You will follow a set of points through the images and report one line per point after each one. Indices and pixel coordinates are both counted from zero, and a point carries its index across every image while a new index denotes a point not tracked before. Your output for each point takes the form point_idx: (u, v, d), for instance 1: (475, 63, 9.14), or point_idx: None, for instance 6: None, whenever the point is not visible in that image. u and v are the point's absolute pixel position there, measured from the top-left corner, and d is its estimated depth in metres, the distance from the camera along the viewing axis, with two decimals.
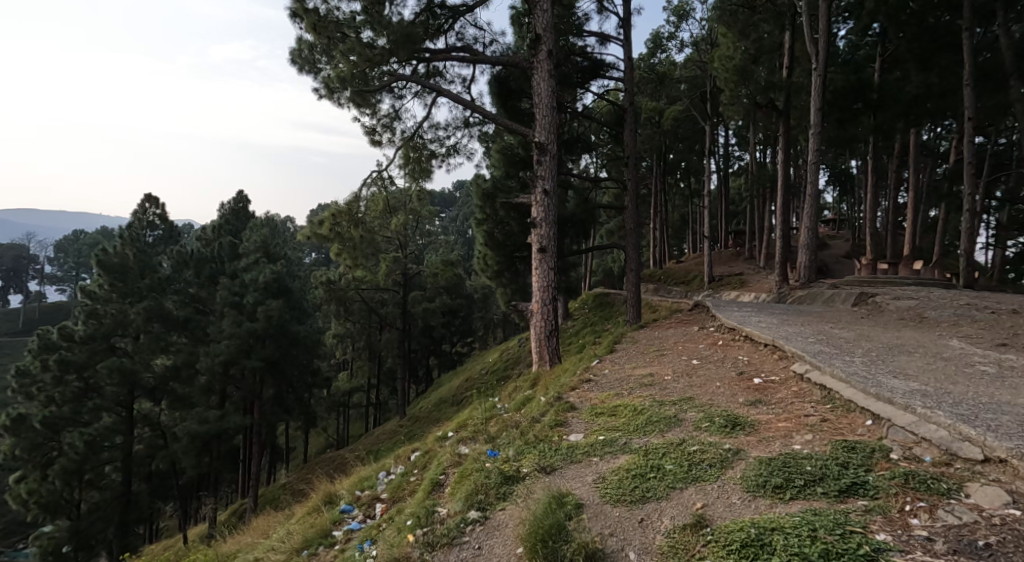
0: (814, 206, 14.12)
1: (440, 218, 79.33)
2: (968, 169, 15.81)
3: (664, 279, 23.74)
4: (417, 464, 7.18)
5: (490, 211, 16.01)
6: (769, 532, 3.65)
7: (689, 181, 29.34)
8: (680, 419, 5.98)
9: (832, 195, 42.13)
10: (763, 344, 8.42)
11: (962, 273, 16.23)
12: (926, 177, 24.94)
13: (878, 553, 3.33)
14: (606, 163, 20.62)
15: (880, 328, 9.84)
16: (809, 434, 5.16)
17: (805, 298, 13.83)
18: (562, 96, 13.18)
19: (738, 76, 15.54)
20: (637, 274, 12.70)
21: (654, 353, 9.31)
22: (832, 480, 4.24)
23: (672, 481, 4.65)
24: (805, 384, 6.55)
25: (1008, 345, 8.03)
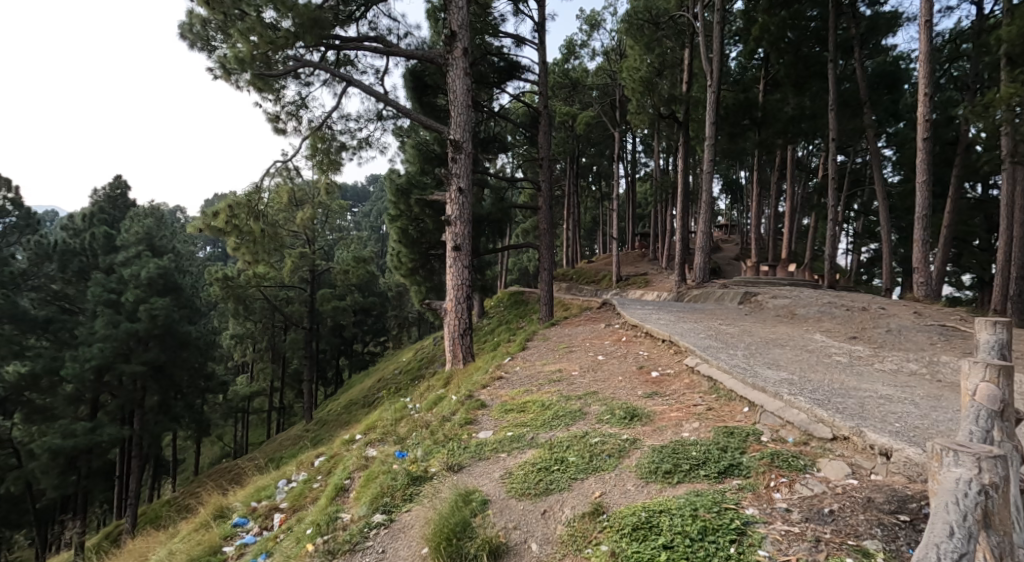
0: (709, 212, 15.23)
1: (351, 212, 76.52)
2: (833, 184, 17.76)
3: (575, 279, 24.54)
4: (321, 470, 6.96)
5: (404, 208, 15.61)
6: (657, 514, 3.97)
7: (599, 184, 30.50)
8: (584, 412, 6.29)
9: (725, 203, 45.79)
10: (661, 339, 9.03)
11: (828, 274, 18.23)
12: (800, 188, 27.81)
13: (746, 526, 3.73)
14: (521, 163, 21.04)
15: (761, 323, 10.87)
16: (697, 422, 5.63)
17: (700, 296, 14.92)
18: (477, 95, 13.26)
19: (643, 88, 16.24)
20: (549, 273, 13.04)
21: (563, 350, 9.66)
22: (713, 463, 4.67)
23: (574, 472, 4.89)
24: (696, 374, 7.10)
25: (858, 338, 9.22)
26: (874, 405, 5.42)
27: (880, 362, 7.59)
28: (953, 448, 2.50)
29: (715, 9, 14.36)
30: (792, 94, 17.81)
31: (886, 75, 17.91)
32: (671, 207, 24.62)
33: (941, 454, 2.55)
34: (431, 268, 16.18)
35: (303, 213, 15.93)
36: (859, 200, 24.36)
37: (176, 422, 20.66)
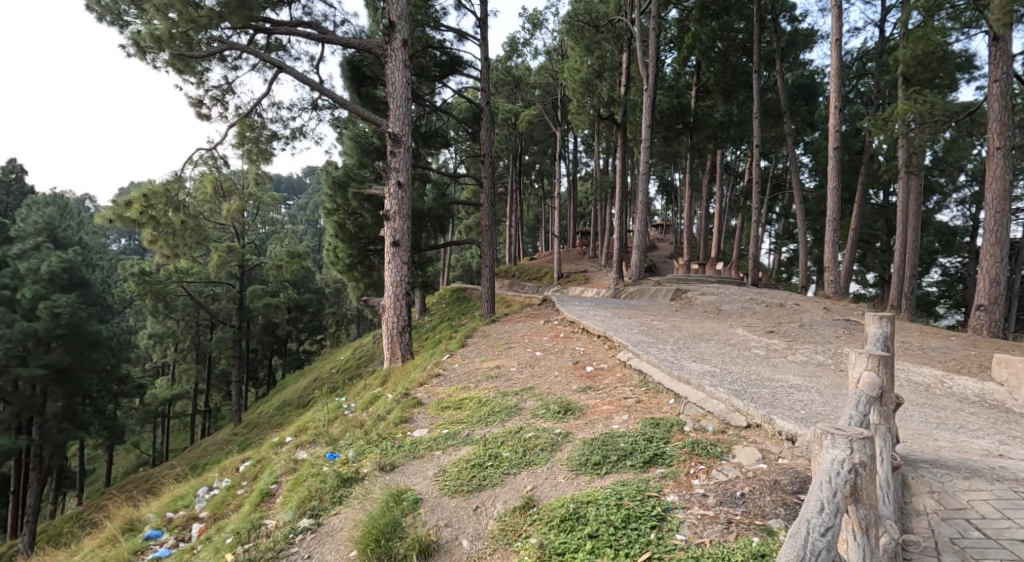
0: (645, 211, 15.68)
1: (284, 204, 73.20)
2: (757, 187, 18.76)
3: (516, 276, 24.62)
4: (246, 476, 6.65)
5: (341, 201, 14.55)
6: (584, 505, 4.06)
7: (541, 182, 30.69)
8: (519, 408, 6.34)
9: (661, 203, 47.41)
10: (596, 335, 9.24)
11: (752, 272, 19.26)
12: (728, 191, 29.21)
13: (667, 512, 3.90)
14: (463, 159, 20.91)
15: (690, 319, 11.36)
16: (626, 414, 5.81)
17: (635, 293, 15.40)
18: (419, 87, 12.99)
19: (583, 89, 16.71)
20: (490, 269, 13.04)
21: (501, 346, 9.70)
22: (639, 453, 4.83)
23: (507, 467, 4.93)
24: (628, 368, 7.33)
25: (775, 332, 9.81)
26: (785, 394, 5.79)
27: (792, 354, 8.15)
28: (832, 431, 2.70)
29: (651, 16, 14.76)
30: (720, 101, 18.66)
31: (803, 88, 19.16)
32: (610, 206, 25.16)
33: (822, 437, 2.70)
34: (369, 264, 15.45)
35: (231, 205, 15.12)
36: (780, 203, 25.92)
37: (83, 429, 19.10)
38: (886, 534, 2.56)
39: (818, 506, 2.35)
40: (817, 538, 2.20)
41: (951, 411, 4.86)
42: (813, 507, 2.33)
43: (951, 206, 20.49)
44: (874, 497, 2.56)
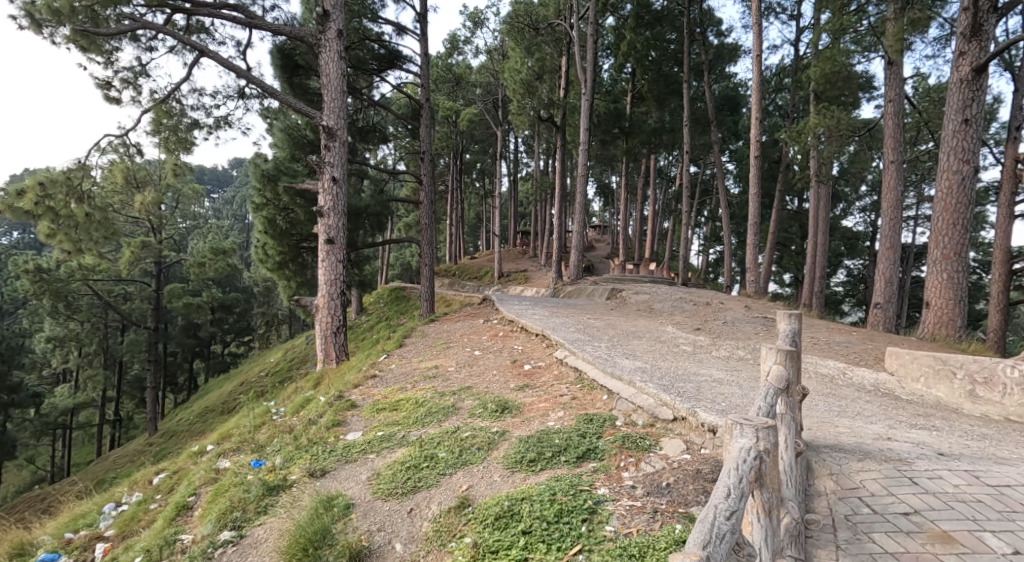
0: (582, 212, 15.98)
1: (210, 198, 69.19)
2: (687, 191, 19.58)
3: (456, 274, 24.46)
4: (161, 489, 6.27)
5: (271, 195, 13.80)
6: (518, 502, 4.12)
7: (481, 182, 30.60)
8: (457, 408, 6.32)
9: (600, 205, 48.49)
10: (534, 333, 9.36)
11: (682, 272, 20.07)
12: (662, 194, 30.30)
13: (598, 505, 4.02)
14: (402, 156, 20.56)
15: (624, 317, 11.73)
16: (562, 411, 5.93)
17: (573, 292, 15.72)
18: (356, 80, 12.63)
19: (523, 90, 16.59)
20: (430, 268, 12.91)
21: (440, 346, 9.63)
22: (572, 448, 4.94)
23: (443, 468, 4.91)
24: (564, 366, 7.49)
25: (702, 329, 10.31)
26: (708, 387, 6.11)
27: (716, 350, 8.60)
28: (739, 421, 2.86)
29: (589, 22, 15.06)
30: (654, 108, 19.33)
31: (728, 99, 20.21)
32: (549, 207, 25.46)
33: (731, 427, 2.85)
34: (302, 262, 14.71)
35: (147, 198, 14.13)
36: (708, 208, 27.20)
37: None
38: (788, 514, 2.76)
39: (723, 492, 2.48)
40: (721, 520, 2.32)
41: (851, 400, 5.32)
42: (718, 493, 2.46)
43: (855, 213, 22.25)
44: (775, 481, 2.76)
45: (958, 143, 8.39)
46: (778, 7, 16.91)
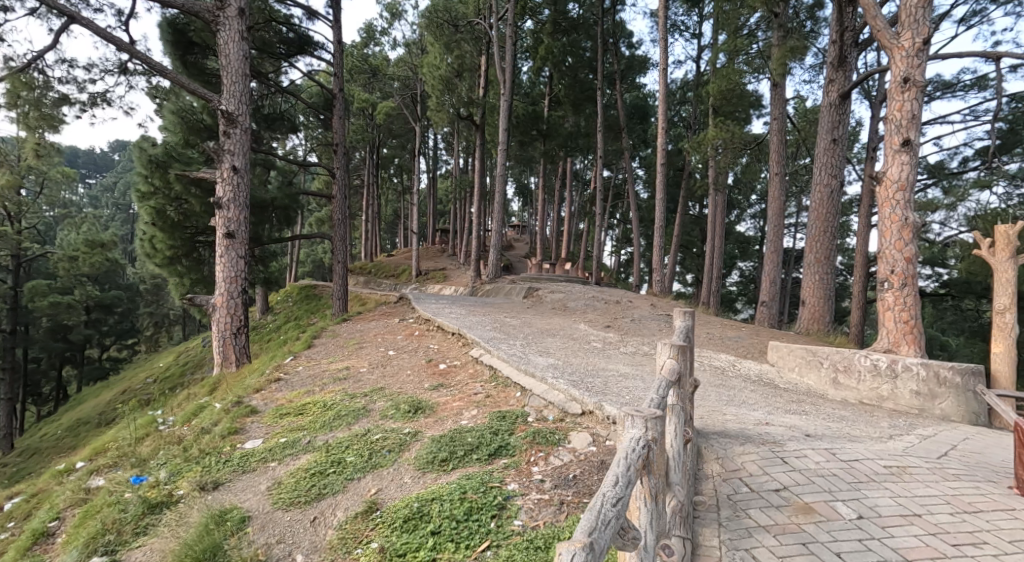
0: (501, 211, 16.03)
1: (90, 186, 62.36)
2: (600, 194, 20.26)
3: (372, 272, 23.77)
4: (16, 515, 5.59)
5: (159, 183, 12.36)
6: (428, 503, 4.07)
7: (399, 177, 29.88)
8: (367, 410, 6.14)
9: (518, 205, 49.01)
10: (451, 332, 9.31)
11: (595, 271, 20.75)
12: (577, 196, 31.15)
13: (507, 500, 4.05)
14: (313, 147, 19.67)
15: (539, 315, 11.95)
16: (475, 410, 5.93)
17: (491, 291, 15.80)
18: (261, 64, 11.91)
19: (442, 86, 16.44)
20: (343, 265, 12.45)
21: (352, 346, 9.31)
22: (485, 446, 4.94)
23: (351, 472, 4.75)
24: (480, 364, 7.50)
25: (611, 326, 10.72)
26: (614, 381, 6.39)
27: (623, 346, 8.98)
28: (630, 412, 2.79)
29: (507, 24, 15.17)
30: (570, 113, 19.81)
31: (638, 108, 21.19)
32: (469, 205, 25.34)
33: (623, 418, 2.81)
34: (197, 257, 13.44)
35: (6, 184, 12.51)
36: (620, 211, 28.32)
37: None
38: (675, 498, 2.90)
39: (611, 479, 2.39)
40: (606, 508, 2.25)
41: (738, 390, 5.78)
42: (607, 480, 2.39)
43: (747, 219, 24.11)
44: (664, 467, 2.87)
45: (829, 160, 9.31)
46: (682, 25, 17.92)
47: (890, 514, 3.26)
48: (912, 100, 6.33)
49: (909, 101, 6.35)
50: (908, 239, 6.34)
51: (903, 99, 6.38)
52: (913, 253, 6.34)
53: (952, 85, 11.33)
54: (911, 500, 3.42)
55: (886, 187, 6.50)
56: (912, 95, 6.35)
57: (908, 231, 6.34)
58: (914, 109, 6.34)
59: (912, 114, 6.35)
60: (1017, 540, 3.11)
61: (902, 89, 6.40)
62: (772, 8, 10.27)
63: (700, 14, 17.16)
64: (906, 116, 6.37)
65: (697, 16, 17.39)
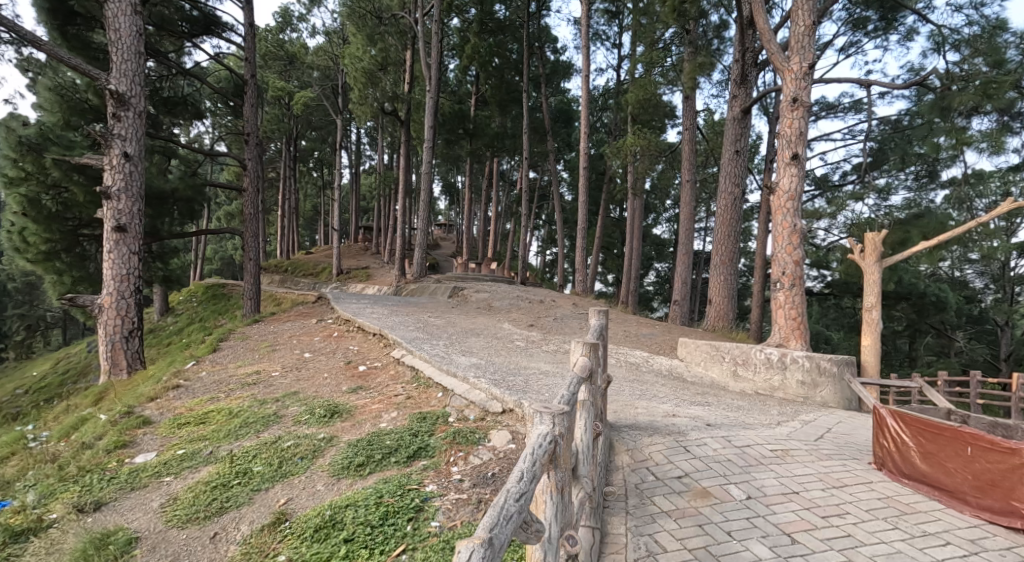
0: (427, 210, 15.81)
1: None
2: (526, 195, 20.48)
3: (288, 270, 22.68)
4: None
5: (33, 167, 10.85)
6: (342, 510, 3.96)
7: (319, 171, 28.71)
8: (279, 416, 5.86)
9: (445, 203, 48.57)
10: (372, 333, 9.07)
11: (520, 271, 20.95)
12: (504, 196, 31.32)
13: (425, 502, 4.00)
14: (222, 136, 18.44)
15: (464, 315, 11.91)
16: (395, 412, 5.82)
17: (416, 290, 15.58)
18: (159, 43, 11.03)
19: (366, 79, 15.70)
20: (255, 263, 11.78)
21: (264, 349, 8.85)
22: (404, 448, 4.86)
23: (258, 483, 4.52)
24: (402, 365, 7.37)
25: (534, 325, 10.89)
26: (535, 379, 6.51)
27: (545, 345, 9.15)
28: (538, 409, 2.80)
29: (434, 20, 14.99)
30: (496, 113, 19.86)
31: (563, 113, 21.64)
32: (395, 203, 24.77)
33: (532, 416, 2.83)
34: (82, 253, 12.23)
35: None
36: (545, 212, 28.77)
37: None
38: (582, 490, 2.99)
39: (516, 475, 2.40)
40: (510, 504, 2.26)
41: (649, 384, 6.07)
42: (511, 477, 2.40)
43: (663, 222, 25.31)
44: (572, 461, 2.92)
45: (732, 169, 9.96)
46: (604, 34, 18.51)
47: (774, 493, 3.54)
48: (800, 118, 6.90)
49: (797, 119, 6.92)
50: (797, 243, 6.92)
51: (793, 117, 6.94)
52: (801, 256, 6.92)
53: (835, 107, 12.48)
54: (791, 480, 3.73)
55: (779, 196, 7.04)
56: (800, 113, 6.92)
57: (796, 237, 6.93)
58: (802, 126, 6.92)
59: (800, 130, 6.91)
60: (873, 510, 3.45)
61: (792, 108, 6.96)
62: (684, 25, 10.82)
63: (620, 26, 17.80)
64: (795, 132, 6.93)
65: (617, 27, 18.01)
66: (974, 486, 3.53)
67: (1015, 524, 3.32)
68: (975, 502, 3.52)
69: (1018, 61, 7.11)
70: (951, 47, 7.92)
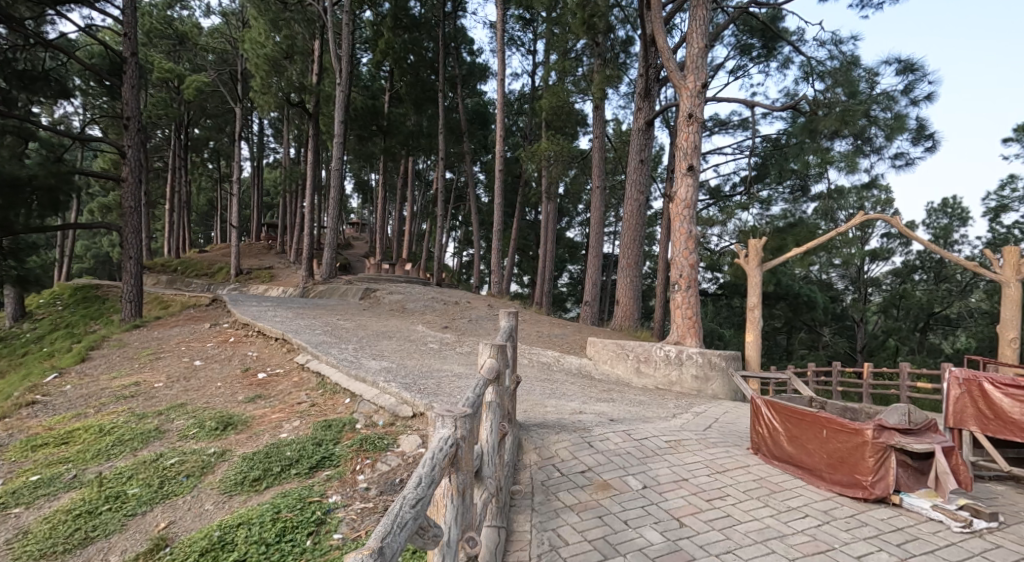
0: (337, 208, 15.20)
1: None
2: (442, 196, 20.26)
3: (177, 269, 20.87)
4: None
5: None
6: (233, 529, 3.70)
7: (216, 163, 26.76)
8: (161, 431, 5.38)
9: (357, 203, 46.97)
10: (274, 337, 8.57)
11: (435, 273, 20.67)
12: (419, 197, 30.85)
13: (328, 514, 3.83)
14: (97, 119, 16.62)
15: (375, 317, 11.60)
16: (297, 420, 5.54)
17: (324, 292, 14.95)
18: (14, 10, 9.77)
19: (268, 67, 14.74)
20: (137, 262, 10.72)
21: (146, 357, 8.10)
22: (306, 459, 4.64)
23: (133, 507, 4.12)
24: (306, 372, 7.03)
25: (447, 327, 10.80)
26: (448, 382, 6.45)
27: (459, 346, 9.12)
28: (440, 412, 2.76)
29: (344, 10, 14.42)
30: (411, 111, 19.47)
31: (479, 115, 21.64)
32: (302, 200, 23.59)
33: (433, 420, 2.78)
34: None
35: None
36: (462, 213, 28.69)
37: None
38: (485, 490, 2.98)
39: (413, 480, 2.33)
40: (406, 511, 2.19)
41: (558, 383, 6.22)
42: (408, 483, 2.32)
43: (575, 226, 26.11)
44: (474, 463, 2.91)
45: (637, 178, 10.45)
46: (519, 40, 18.77)
47: (667, 481, 3.75)
48: (695, 132, 7.37)
49: (693, 133, 7.38)
50: (692, 248, 7.38)
51: (689, 131, 7.40)
52: (695, 260, 7.39)
53: (726, 124, 13.48)
54: (681, 468, 3.97)
55: (677, 204, 7.48)
56: (695, 128, 7.39)
57: (692, 242, 7.40)
58: (697, 140, 7.39)
59: (695, 143, 7.38)
60: (749, 491, 3.75)
61: (688, 123, 7.42)
62: (593, 38, 11.21)
63: (535, 33, 18.15)
64: (690, 145, 7.39)
65: (531, 34, 18.35)
66: (828, 464, 3.90)
67: (859, 495, 3.69)
68: (829, 478, 3.88)
69: (868, 93, 8.02)
70: (817, 76, 8.85)
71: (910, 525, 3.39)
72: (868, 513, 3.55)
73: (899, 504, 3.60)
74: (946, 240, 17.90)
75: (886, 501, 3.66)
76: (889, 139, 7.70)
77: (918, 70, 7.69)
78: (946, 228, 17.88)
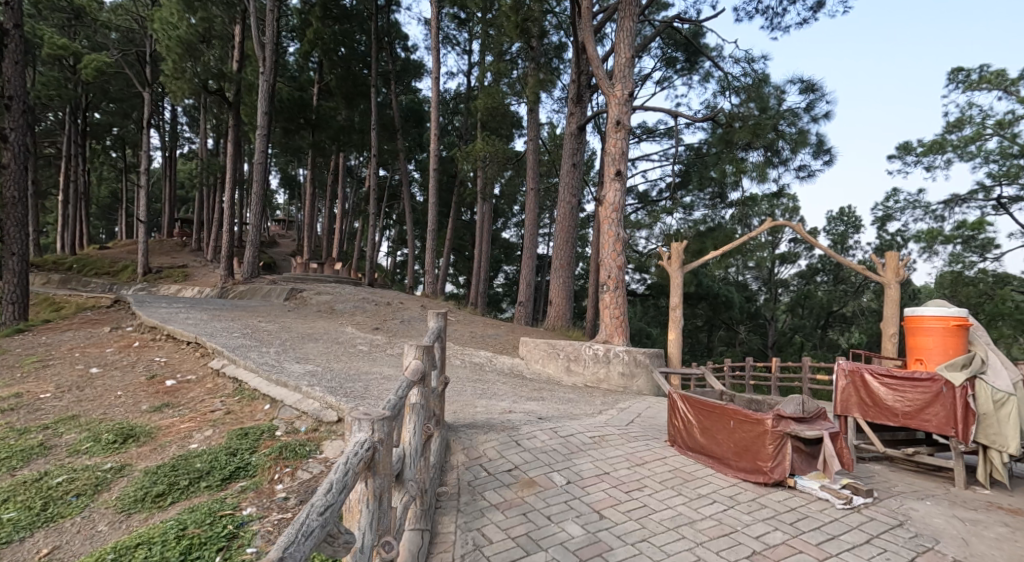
0: (259, 204, 14.41)
1: None
2: (374, 194, 19.71)
3: (75, 268, 19.05)
4: None
5: None
6: (130, 550, 3.37)
7: (123, 153, 24.71)
8: (48, 447, 4.86)
9: (283, 199, 44.89)
10: (185, 342, 7.99)
11: (366, 272, 20.07)
12: (349, 194, 29.93)
13: (240, 528, 3.57)
14: None
15: (302, 319, 11.09)
16: (209, 430, 5.16)
17: (245, 293, 14.14)
18: None
19: (183, 50, 13.70)
20: (23, 262, 9.63)
21: (31, 366, 7.30)
22: (217, 470, 4.32)
23: (10, 533, 3.68)
24: (221, 378, 6.58)
25: (378, 328, 10.48)
26: (377, 385, 6.24)
27: (390, 348, 8.87)
28: (357, 416, 2.63)
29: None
30: (342, 105, 18.67)
31: (413, 112, 21.23)
32: (223, 195, 22.24)
33: (349, 423, 2.65)
34: None
35: None
36: (395, 212, 28.08)
37: None
38: (404, 493, 2.88)
39: (323, 486, 2.19)
40: (312, 518, 2.05)
41: (489, 383, 6.17)
42: (317, 489, 2.18)
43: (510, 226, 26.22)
44: (393, 466, 2.79)
45: (570, 181, 10.60)
46: (454, 38, 18.62)
47: (589, 475, 3.78)
48: (622, 139, 7.56)
49: (620, 140, 7.56)
50: (620, 249, 7.54)
51: (616, 138, 7.58)
52: (623, 261, 7.56)
53: (652, 131, 13.98)
54: (603, 462, 4.03)
55: (605, 208, 7.64)
56: (622, 135, 7.58)
57: (619, 244, 7.57)
58: (624, 146, 7.58)
59: (622, 150, 7.57)
60: (664, 481, 3.85)
61: (616, 130, 7.60)
62: (527, 41, 11.26)
63: (469, 33, 18.06)
64: (618, 151, 7.57)
65: (466, 34, 18.25)
66: (734, 452, 4.07)
67: (759, 480, 3.87)
68: (735, 466, 4.05)
69: (776, 109, 8.53)
70: (733, 91, 9.34)
71: (803, 505, 3.60)
72: (768, 496, 3.73)
73: (794, 486, 3.81)
74: (843, 246, 19.47)
75: (783, 484, 3.86)
76: (793, 152, 8.23)
77: (817, 91, 8.26)
78: (842, 235, 19.42)
